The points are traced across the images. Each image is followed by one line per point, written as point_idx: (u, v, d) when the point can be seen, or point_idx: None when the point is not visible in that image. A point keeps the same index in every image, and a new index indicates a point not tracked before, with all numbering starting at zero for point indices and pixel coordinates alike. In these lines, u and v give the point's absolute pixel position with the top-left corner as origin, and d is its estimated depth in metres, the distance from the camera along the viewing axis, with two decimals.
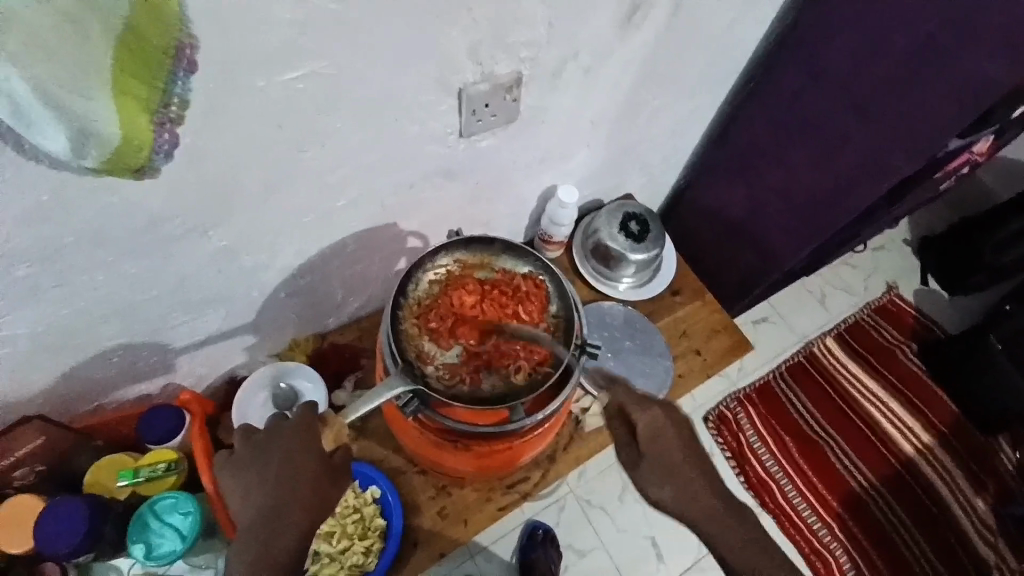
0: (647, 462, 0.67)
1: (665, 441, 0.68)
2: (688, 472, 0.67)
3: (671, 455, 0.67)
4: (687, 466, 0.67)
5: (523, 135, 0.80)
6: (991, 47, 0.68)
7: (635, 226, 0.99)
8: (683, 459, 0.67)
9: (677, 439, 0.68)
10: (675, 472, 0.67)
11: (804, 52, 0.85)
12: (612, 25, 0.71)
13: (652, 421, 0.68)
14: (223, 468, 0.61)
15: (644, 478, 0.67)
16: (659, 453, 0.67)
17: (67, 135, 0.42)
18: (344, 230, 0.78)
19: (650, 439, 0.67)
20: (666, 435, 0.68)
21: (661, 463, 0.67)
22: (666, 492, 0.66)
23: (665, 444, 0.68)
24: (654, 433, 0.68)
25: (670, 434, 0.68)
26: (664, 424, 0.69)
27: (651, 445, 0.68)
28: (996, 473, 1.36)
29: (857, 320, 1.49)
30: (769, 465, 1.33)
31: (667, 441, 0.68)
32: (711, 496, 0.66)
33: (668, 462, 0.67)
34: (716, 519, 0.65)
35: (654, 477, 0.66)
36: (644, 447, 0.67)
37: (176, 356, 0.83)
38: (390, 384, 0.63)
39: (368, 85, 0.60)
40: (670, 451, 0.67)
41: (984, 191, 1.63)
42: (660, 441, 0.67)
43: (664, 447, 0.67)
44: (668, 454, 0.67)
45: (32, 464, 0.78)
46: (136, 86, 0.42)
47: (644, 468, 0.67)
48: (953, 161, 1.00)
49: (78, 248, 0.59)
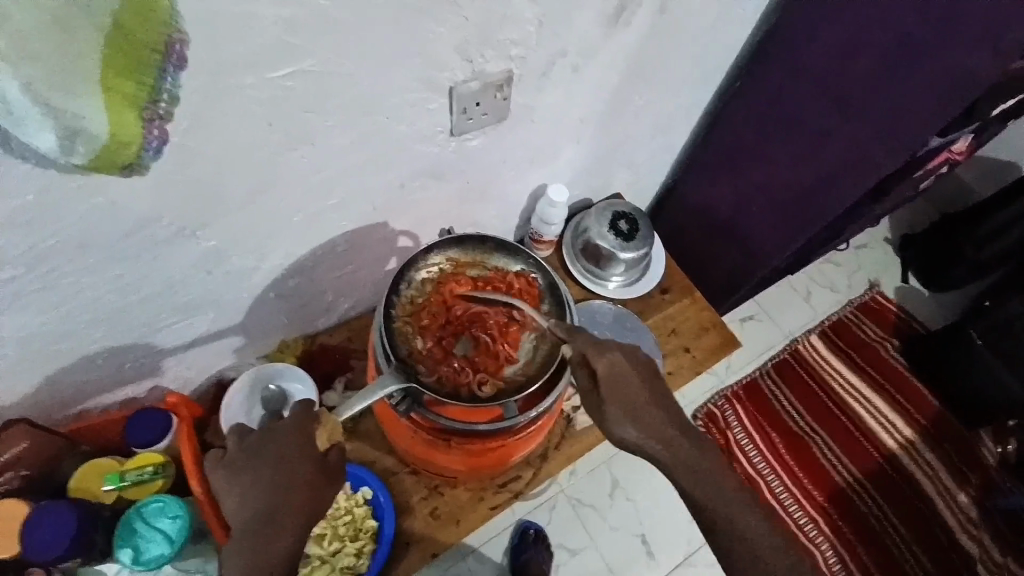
0: (611, 406, 0.62)
1: (630, 380, 0.63)
2: (648, 412, 0.63)
3: (634, 394, 0.63)
4: (650, 404, 0.63)
5: (513, 133, 0.80)
6: (977, 38, 0.69)
7: (626, 225, 1.00)
8: (644, 396, 0.63)
9: (638, 377, 0.63)
10: (639, 412, 0.63)
11: (789, 48, 0.87)
12: (600, 24, 0.72)
13: (613, 365, 0.62)
14: (216, 470, 0.60)
15: (614, 423, 0.62)
16: (622, 395, 0.62)
17: (56, 134, 0.41)
18: (335, 230, 0.77)
19: (614, 380, 0.62)
20: (627, 376, 0.63)
21: (626, 405, 0.62)
22: (633, 433, 0.62)
23: (628, 386, 0.63)
24: (614, 376, 0.62)
25: (630, 375, 0.63)
26: (622, 366, 0.63)
27: (615, 386, 0.62)
28: (976, 465, 1.40)
29: (841, 317, 1.52)
30: (756, 461, 1.35)
31: (628, 381, 0.63)
32: (676, 435, 0.64)
33: (630, 402, 0.62)
34: (683, 458, 0.63)
35: (619, 420, 0.62)
36: (607, 389, 0.62)
37: (163, 360, 0.81)
38: (383, 383, 0.63)
39: (358, 82, 0.60)
40: (631, 391, 0.63)
41: (961, 189, 1.67)
42: (623, 382, 0.62)
43: (627, 386, 0.62)
44: (630, 395, 0.62)
45: (18, 468, 0.75)
46: (124, 82, 0.41)
47: (611, 412, 0.62)
48: (933, 160, 1.03)
49: (63, 250, 0.58)
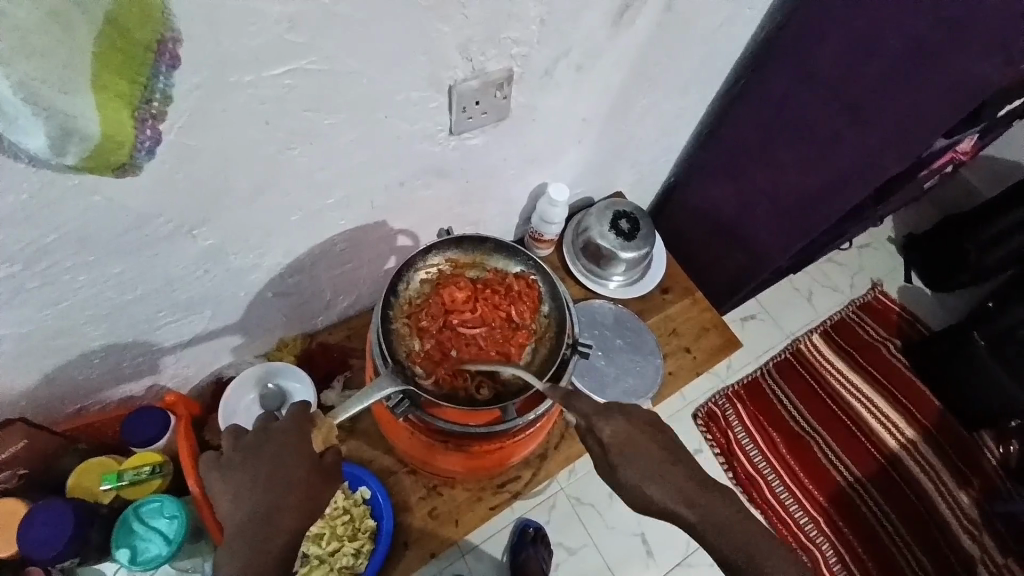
0: (628, 472, 0.59)
1: (638, 442, 0.60)
2: (669, 472, 0.60)
3: (645, 454, 0.60)
4: (668, 467, 0.61)
5: (515, 133, 0.79)
6: (986, 48, 0.69)
7: (626, 225, 0.99)
8: (658, 456, 0.61)
9: (649, 440, 0.61)
10: (659, 474, 0.60)
11: (795, 53, 0.86)
12: (604, 22, 0.71)
13: (619, 431, 0.60)
14: (211, 471, 0.60)
15: (630, 489, 0.59)
16: (639, 459, 0.60)
17: (49, 133, 0.41)
18: (334, 228, 0.77)
19: (622, 444, 0.60)
20: (637, 440, 0.60)
21: (640, 469, 0.59)
22: (659, 498, 0.59)
23: (638, 448, 0.60)
24: (623, 440, 0.60)
25: (642, 439, 0.61)
26: (631, 430, 0.61)
27: (625, 451, 0.59)
28: (977, 467, 1.39)
29: (843, 317, 1.51)
30: (757, 461, 1.35)
31: (641, 441, 0.61)
32: (702, 496, 0.61)
33: (647, 466, 0.60)
34: (713, 520, 0.60)
35: (643, 487, 0.59)
36: (618, 456, 0.59)
37: (162, 358, 0.81)
38: (379, 385, 0.62)
39: (358, 81, 0.59)
40: (646, 455, 0.60)
41: (966, 190, 1.66)
42: (636, 443, 0.60)
43: (637, 450, 0.60)
44: (645, 457, 0.60)
45: (14, 467, 0.75)
46: (118, 80, 0.41)
47: (629, 478, 0.59)
48: (938, 161, 1.02)
49: (58, 248, 0.57)
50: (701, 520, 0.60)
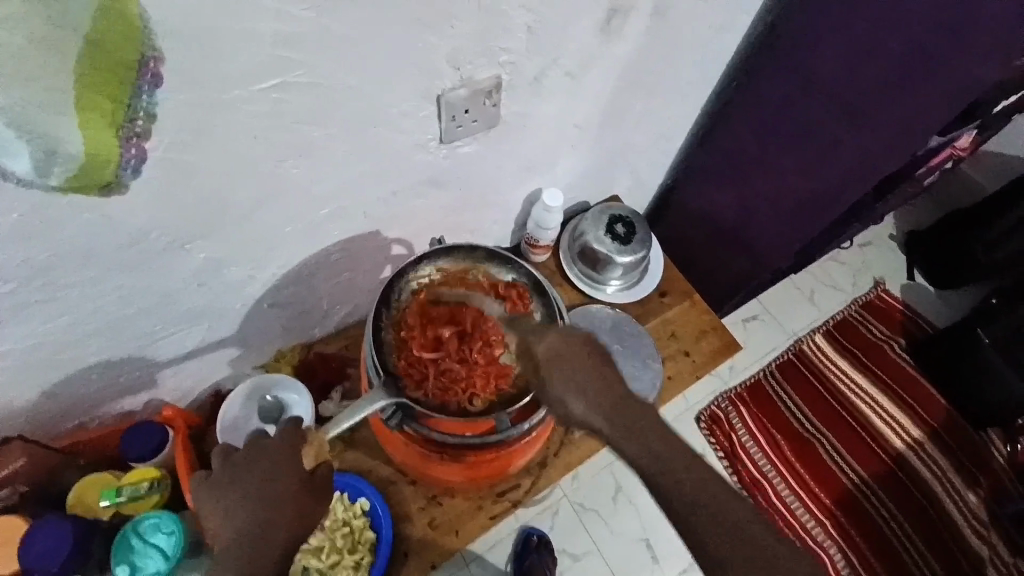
0: (553, 381, 0.60)
1: (575, 360, 0.61)
2: (599, 389, 0.59)
3: (582, 371, 0.60)
4: (602, 382, 0.60)
5: (507, 140, 0.79)
6: (987, 49, 0.70)
7: (622, 229, 0.99)
8: (589, 366, 0.60)
9: (586, 355, 0.61)
10: (586, 384, 0.59)
11: (790, 58, 0.84)
12: (595, 28, 0.71)
13: (553, 346, 0.62)
14: (201, 490, 0.60)
15: (552, 397, 0.61)
16: (568, 371, 0.60)
17: (33, 156, 0.41)
18: (329, 240, 0.77)
19: (555, 359, 0.61)
20: (572, 356, 0.61)
21: (567, 380, 0.60)
22: (582, 408, 0.59)
23: (571, 362, 0.61)
24: (557, 354, 0.62)
25: (577, 354, 0.61)
26: (565, 345, 0.62)
27: (553, 363, 0.61)
28: (983, 465, 1.38)
29: (846, 316, 1.50)
30: (762, 464, 1.34)
31: (571, 355, 0.61)
32: (626, 409, 0.58)
33: (578, 380, 0.60)
34: (633, 433, 0.57)
35: (567, 396, 0.60)
36: (546, 367, 0.61)
37: (160, 372, 0.81)
38: (373, 398, 0.63)
39: (347, 96, 0.59)
40: (578, 370, 0.60)
41: (967, 186, 1.64)
42: (567, 359, 0.61)
43: (571, 364, 0.61)
44: (575, 369, 0.60)
45: (15, 485, 0.75)
46: (102, 101, 0.41)
47: (554, 389, 0.60)
48: (936, 158, 1.01)
49: (52, 266, 0.58)
50: (621, 437, 0.57)
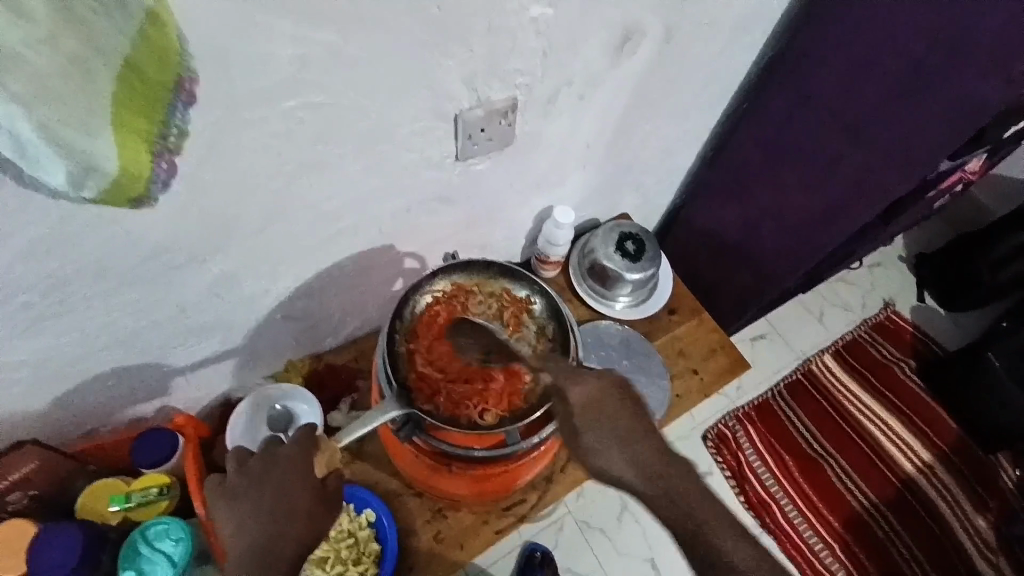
0: (588, 433, 0.61)
1: (608, 409, 0.61)
2: (632, 442, 0.61)
3: (614, 421, 0.61)
4: (634, 431, 0.61)
5: (519, 158, 0.80)
6: (984, 69, 0.69)
7: (632, 246, 0.99)
8: (626, 420, 0.62)
9: (618, 404, 0.62)
10: (621, 436, 0.61)
11: (794, 78, 0.87)
12: (607, 51, 0.72)
13: (587, 394, 0.62)
14: (217, 499, 0.60)
15: (587, 450, 0.61)
16: (603, 423, 0.61)
17: (70, 170, 0.42)
18: (343, 253, 0.78)
19: (590, 408, 0.61)
20: (608, 406, 0.62)
21: (603, 430, 0.60)
22: (617, 461, 0.60)
23: (606, 413, 0.61)
24: (591, 403, 0.62)
25: (610, 403, 0.62)
26: (600, 394, 0.62)
27: (588, 413, 0.61)
28: (995, 489, 1.36)
29: (855, 337, 1.49)
30: (769, 485, 1.32)
31: (608, 411, 0.61)
32: (659, 463, 0.60)
33: (612, 430, 0.61)
34: (669, 489, 0.59)
35: (602, 452, 0.60)
36: (582, 419, 0.61)
37: (172, 380, 0.82)
38: (385, 409, 0.64)
39: (366, 115, 0.61)
40: (613, 420, 0.61)
41: (976, 208, 1.64)
42: (602, 410, 0.61)
43: (606, 415, 0.61)
44: (611, 421, 0.61)
45: (26, 489, 0.76)
46: (136, 118, 0.43)
47: (588, 441, 0.60)
48: (945, 181, 1.02)
49: (73, 278, 0.59)
50: (655, 491, 0.59)
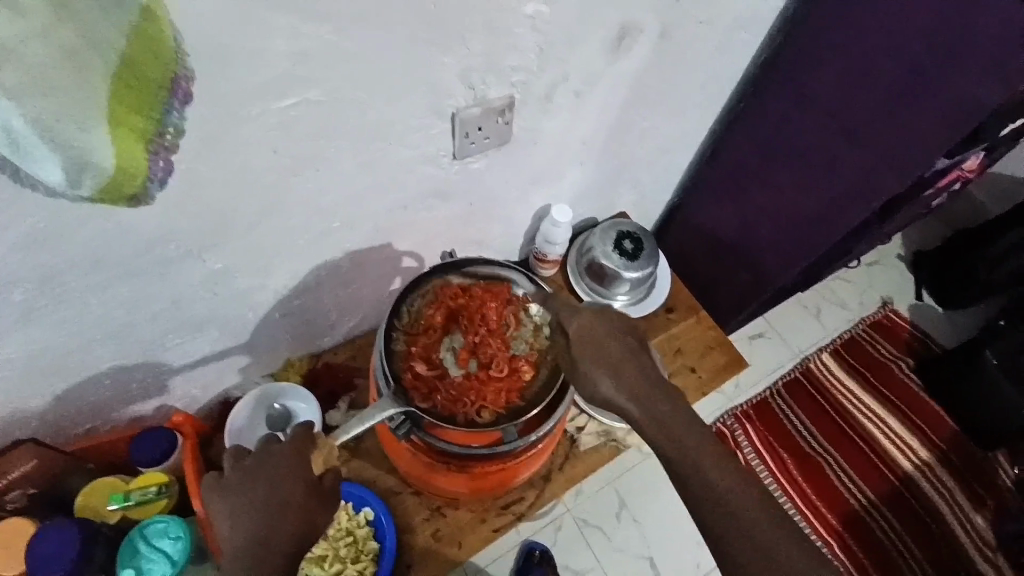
0: (585, 358, 0.62)
1: (606, 342, 0.63)
2: (627, 371, 0.61)
3: (611, 352, 0.62)
4: (631, 360, 0.62)
5: (516, 155, 0.80)
6: (984, 72, 0.69)
7: (629, 244, 0.99)
8: (627, 353, 0.62)
9: (618, 338, 0.63)
10: (614, 365, 0.61)
11: (794, 78, 0.87)
12: (603, 49, 0.73)
13: (584, 327, 0.64)
14: (210, 492, 0.60)
15: (582, 376, 0.62)
16: (600, 352, 0.62)
17: (65, 166, 0.42)
18: (341, 250, 0.78)
19: (587, 338, 0.63)
20: (603, 337, 0.63)
21: (597, 358, 0.62)
22: (608, 388, 0.61)
23: (604, 343, 0.63)
24: (588, 335, 0.63)
25: (608, 336, 0.63)
26: (598, 328, 0.64)
27: (583, 341, 0.63)
28: (991, 486, 1.36)
29: (853, 335, 1.50)
30: (767, 482, 1.33)
31: (603, 341, 0.63)
32: (652, 394, 0.61)
33: (609, 359, 0.62)
34: (659, 416, 0.60)
35: (597, 377, 0.61)
36: (578, 345, 0.63)
37: (170, 377, 0.83)
38: (381, 407, 0.64)
39: (363, 111, 0.61)
40: (609, 350, 0.62)
41: (973, 207, 1.65)
42: (598, 341, 0.63)
43: (603, 345, 0.62)
44: (605, 349, 0.62)
45: (24, 487, 0.76)
46: (132, 116, 0.43)
47: (583, 366, 0.62)
48: (942, 179, 1.02)
49: (71, 273, 0.59)
50: (646, 419, 0.60)
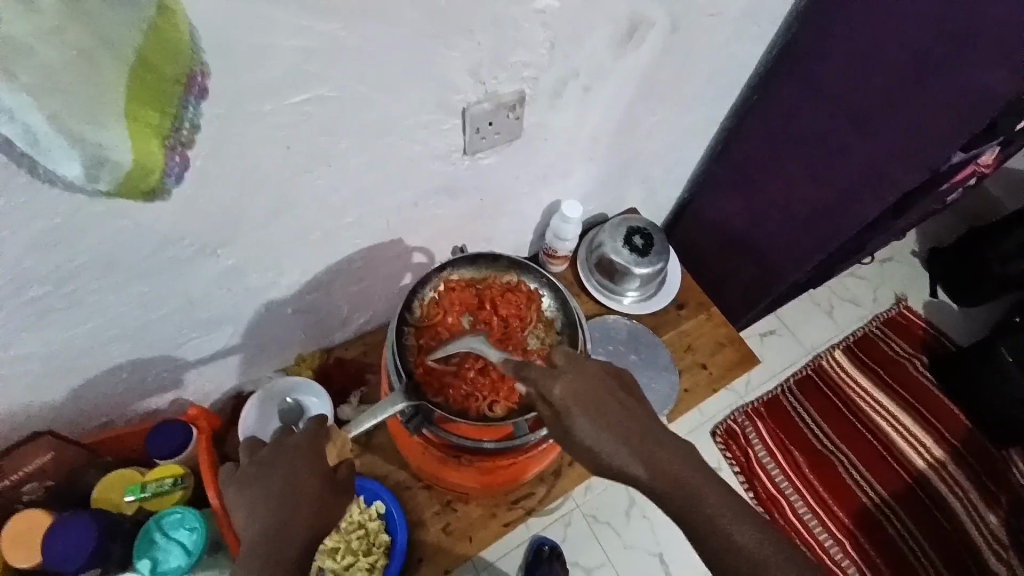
0: (581, 424, 0.57)
1: (596, 397, 0.58)
2: (624, 424, 0.58)
3: (604, 407, 0.58)
4: (621, 415, 0.58)
5: (526, 151, 0.80)
6: (996, 60, 0.68)
7: (640, 241, 0.99)
8: (617, 404, 0.58)
9: (606, 389, 0.59)
10: (611, 419, 0.57)
11: (804, 68, 0.86)
12: (613, 43, 0.72)
13: (570, 387, 0.58)
14: (228, 483, 0.62)
15: (581, 441, 0.57)
16: (593, 410, 0.57)
17: (83, 162, 0.43)
18: (351, 247, 0.79)
19: (576, 399, 0.57)
20: (592, 392, 0.58)
21: (594, 417, 0.57)
22: (611, 449, 0.57)
23: (595, 398, 0.58)
24: (577, 394, 0.58)
25: (597, 390, 0.59)
26: (583, 382, 0.59)
27: (576, 405, 0.57)
28: (1006, 486, 1.34)
29: (866, 332, 1.48)
30: (778, 481, 1.32)
31: (598, 395, 0.58)
32: (654, 444, 0.58)
33: (604, 415, 0.57)
34: (667, 466, 0.57)
35: (597, 440, 0.57)
36: (573, 409, 0.57)
37: (184, 373, 0.84)
38: (393, 400, 0.64)
39: (373, 108, 0.61)
40: (600, 407, 0.58)
41: (989, 202, 1.62)
42: (590, 400, 0.58)
43: (596, 402, 0.58)
44: (598, 410, 0.57)
45: (42, 479, 0.78)
46: (150, 114, 0.44)
47: (581, 430, 0.57)
48: (959, 174, 1.00)
49: (88, 270, 0.60)
50: (650, 469, 0.57)
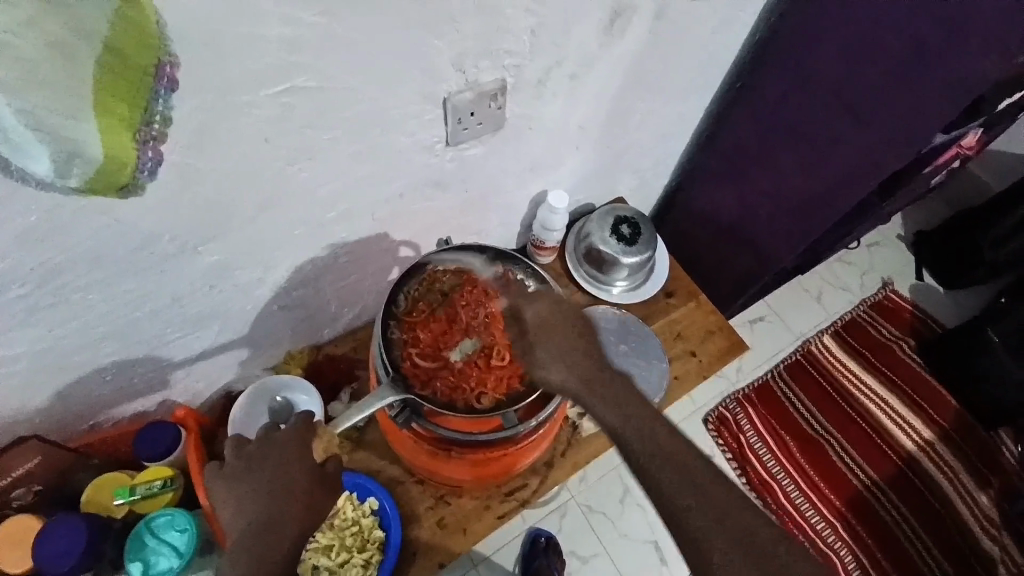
0: (539, 349, 0.66)
1: (558, 326, 0.67)
2: (579, 357, 0.66)
3: (564, 338, 0.67)
4: (577, 346, 0.66)
5: (511, 143, 0.80)
6: (985, 46, 0.68)
7: (628, 230, 0.99)
8: (578, 342, 0.67)
9: (570, 324, 0.68)
10: (566, 352, 0.66)
11: (792, 57, 0.86)
12: (597, 31, 0.72)
13: (539, 315, 0.68)
14: (214, 481, 0.61)
15: (535, 365, 0.66)
16: (552, 337, 0.67)
17: (53, 157, 0.43)
18: (336, 241, 0.78)
19: (541, 326, 0.68)
20: (556, 324, 0.68)
21: (551, 345, 0.66)
22: (560, 377, 0.65)
23: (558, 329, 0.67)
24: (543, 322, 0.68)
25: (562, 323, 0.68)
26: (552, 313, 0.69)
27: (539, 331, 0.67)
28: (995, 465, 1.36)
29: (855, 316, 1.49)
30: (771, 466, 1.33)
31: (557, 326, 0.67)
32: (602, 376, 0.65)
33: (561, 345, 0.66)
34: (612, 401, 0.63)
35: (549, 365, 0.65)
36: (534, 333, 0.67)
37: (172, 372, 0.83)
38: (380, 395, 0.64)
39: (354, 100, 0.61)
40: (560, 337, 0.67)
41: (975, 185, 1.64)
42: (552, 327, 0.67)
43: (555, 333, 0.67)
44: (558, 338, 0.67)
45: (30, 484, 0.77)
46: (118, 105, 0.42)
47: (538, 353, 0.66)
48: (942, 157, 1.01)
49: (67, 269, 0.59)
50: (593, 397, 0.64)
